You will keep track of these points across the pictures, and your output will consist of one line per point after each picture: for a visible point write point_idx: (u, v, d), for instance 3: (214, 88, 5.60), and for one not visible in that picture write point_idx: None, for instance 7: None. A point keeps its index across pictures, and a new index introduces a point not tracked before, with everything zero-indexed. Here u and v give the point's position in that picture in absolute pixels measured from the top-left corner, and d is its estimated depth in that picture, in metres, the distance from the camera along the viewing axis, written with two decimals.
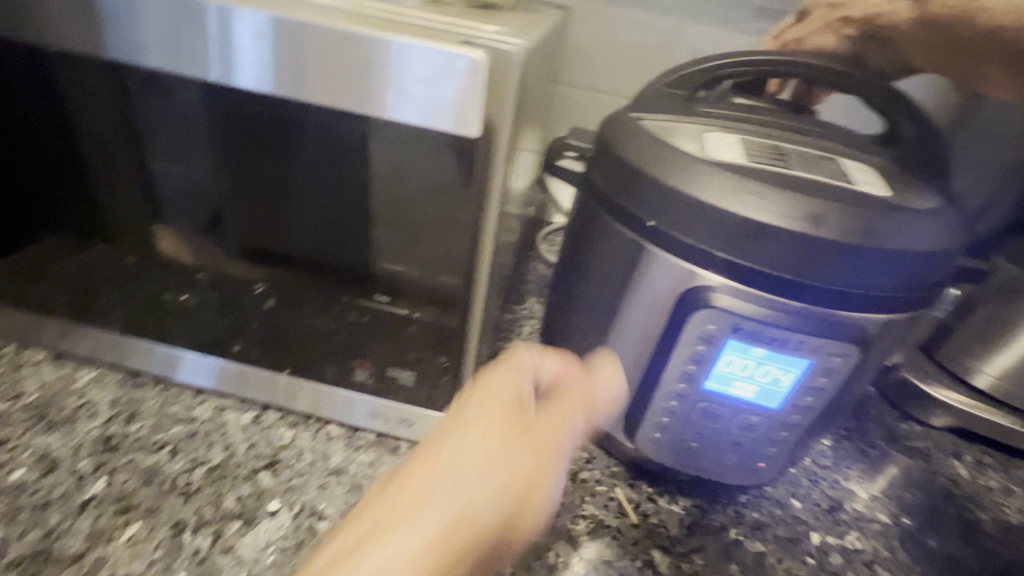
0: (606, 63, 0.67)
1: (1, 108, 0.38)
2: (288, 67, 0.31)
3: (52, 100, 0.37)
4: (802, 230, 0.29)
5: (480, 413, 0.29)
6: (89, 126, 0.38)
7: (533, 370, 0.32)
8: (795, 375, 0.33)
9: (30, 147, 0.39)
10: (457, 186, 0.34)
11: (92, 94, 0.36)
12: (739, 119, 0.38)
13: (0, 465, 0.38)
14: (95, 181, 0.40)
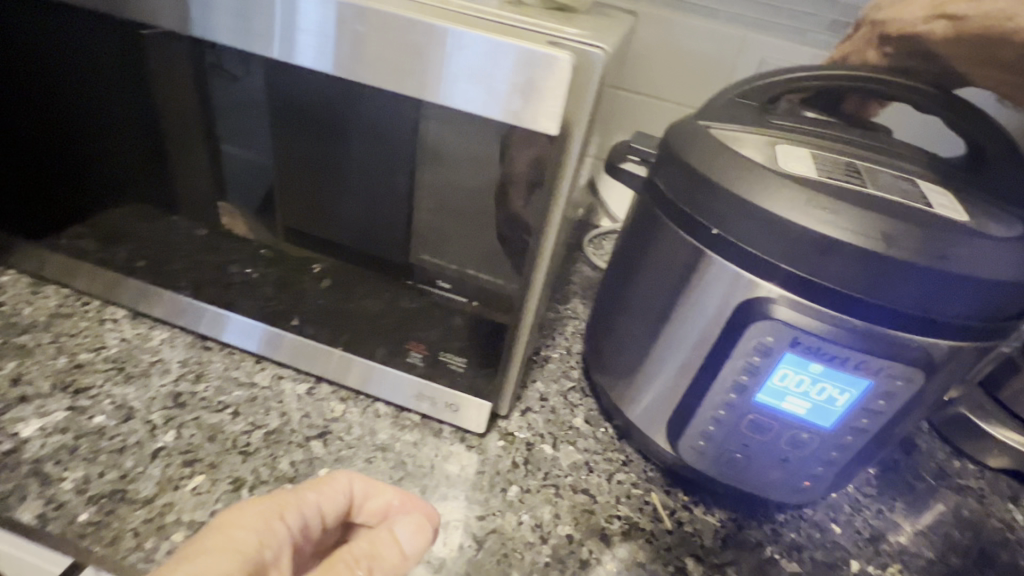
0: (666, 71, 0.67)
1: (97, 81, 0.41)
2: (348, 50, 0.33)
3: (140, 75, 0.39)
4: (875, 248, 0.29)
5: (231, 526, 0.26)
6: (171, 102, 0.40)
7: (316, 509, 0.30)
8: (852, 396, 0.32)
9: (118, 119, 0.42)
10: (525, 183, 0.34)
11: (177, 72, 0.38)
12: (812, 135, 0.38)
13: (84, 409, 0.41)
14: (174, 154, 0.43)
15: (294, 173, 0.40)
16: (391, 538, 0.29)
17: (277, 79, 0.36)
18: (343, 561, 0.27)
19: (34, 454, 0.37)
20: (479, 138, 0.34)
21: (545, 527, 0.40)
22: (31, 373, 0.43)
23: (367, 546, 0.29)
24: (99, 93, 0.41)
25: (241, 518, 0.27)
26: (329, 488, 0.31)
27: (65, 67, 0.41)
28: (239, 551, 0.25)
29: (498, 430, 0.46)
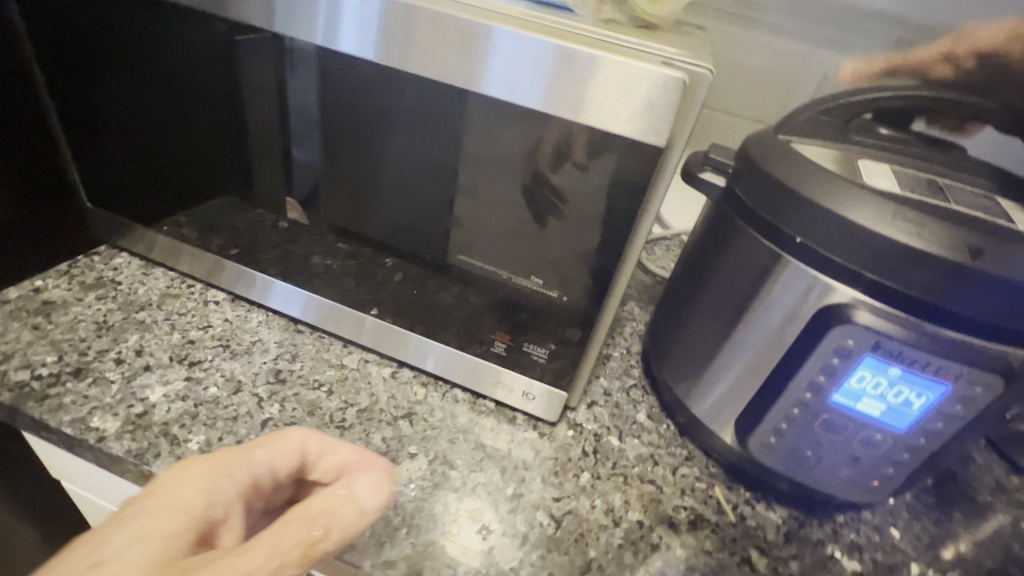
0: (725, 84, 0.69)
1: (189, 78, 0.44)
2: (386, 39, 0.36)
3: (229, 72, 0.43)
4: (961, 260, 0.30)
5: (174, 487, 0.28)
6: (252, 96, 0.43)
7: (265, 462, 0.32)
8: (928, 399, 0.34)
9: (209, 113, 0.46)
10: (619, 189, 0.36)
11: (264, 72, 0.42)
12: (891, 153, 0.40)
13: (199, 380, 0.45)
14: (253, 144, 0.46)
15: (376, 172, 0.43)
16: (348, 495, 0.31)
17: (370, 82, 0.39)
18: (298, 518, 0.28)
19: (160, 417, 0.42)
20: (558, 141, 0.36)
21: (616, 511, 0.42)
22: (151, 346, 0.48)
23: (325, 504, 0.30)
24: (191, 90, 0.45)
25: (182, 477, 0.29)
26: (283, 444, 0.33)
27: (163, 66, 0.44)
28: (184, 508, 0.27)
29: (566, 421, 0.49)
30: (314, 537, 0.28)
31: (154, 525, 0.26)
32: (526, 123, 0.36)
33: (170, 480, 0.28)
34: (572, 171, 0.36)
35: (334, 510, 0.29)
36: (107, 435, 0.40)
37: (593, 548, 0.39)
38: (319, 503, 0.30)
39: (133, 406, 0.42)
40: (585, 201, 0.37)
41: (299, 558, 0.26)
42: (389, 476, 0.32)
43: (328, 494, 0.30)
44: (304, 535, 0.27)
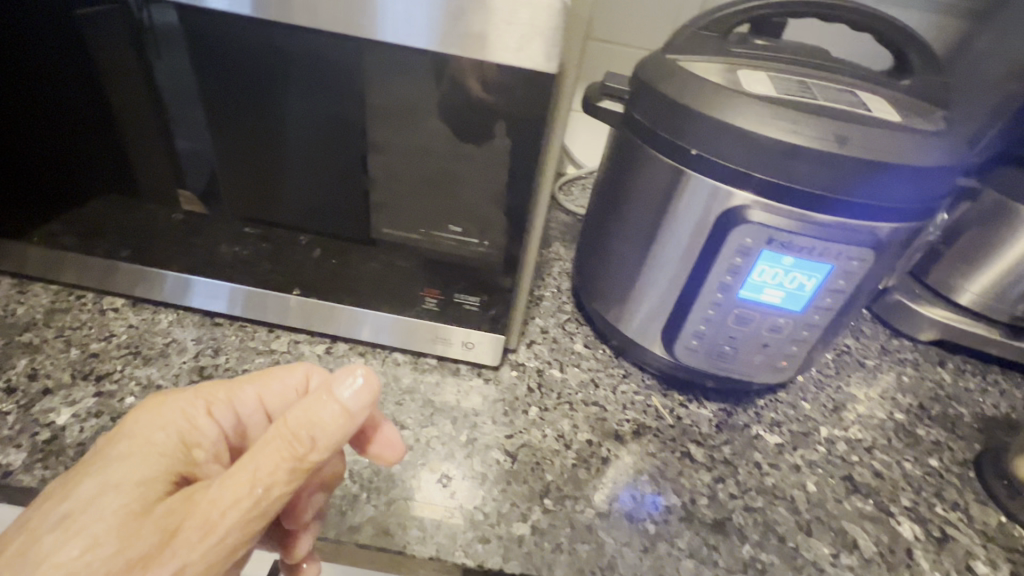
0: (622, 14, 0.69)
1: (31, 67, 0.39)
2: None
3: (76, 53, 0.38)
4: (829, 149, 0.34)
5: (147, 429, 0.30)
6: (111, 77, 0.39)
7: (249, 401, 0.34)
8: (818, 280, 0.38)
9: (51, 86, 0.40)
10: (521, 126, 0.36)
11: (124, 48, 0.38)
12: (768, 58, 0.42)
13: (112, 392, 0.42)
14: (122, 131, 0.42)
15: (267, 138, 0.40)
16: (331, 396, 0.28)
17: (239, 42, 0.36)
18: (280, 434, 0.27)
19: (75, 437, 0.38)
20: (453, 80, 0.35)
21: (566, 436, 0.45)
22: (46, 367, 0.43)
23: (306, 411, 0.28)
24: (37, 79, 0.40)
25: (155, 416, 0.31)
26: (274, 379, 0.35)
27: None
28: (160, 448, 0.30)
29: (509, 363, 0.51)
30: (302, 451, 0.27)
31: (132, 466, 0.28)
32: (419, 66, 0.35)
33: (144, 419, 0.31)
34: (476, 112, 0.36)
35: (319, 417, 0.28)
36: (13, 468, 0.36)
37: (549, 472, 0.42)
38: (300, 412, 0.28)
39: (38, 433, 0.38)
40: (489, 142, 0.37)
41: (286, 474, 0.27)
42: (377, 374, 0.29)
43: (308, 403, 0.28)
44: (290, 451, 0.27)
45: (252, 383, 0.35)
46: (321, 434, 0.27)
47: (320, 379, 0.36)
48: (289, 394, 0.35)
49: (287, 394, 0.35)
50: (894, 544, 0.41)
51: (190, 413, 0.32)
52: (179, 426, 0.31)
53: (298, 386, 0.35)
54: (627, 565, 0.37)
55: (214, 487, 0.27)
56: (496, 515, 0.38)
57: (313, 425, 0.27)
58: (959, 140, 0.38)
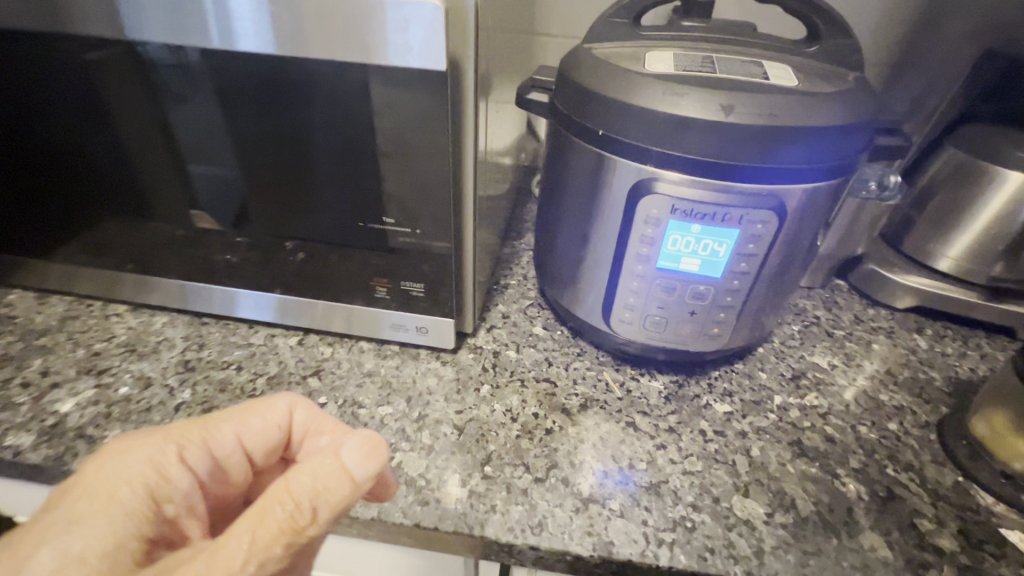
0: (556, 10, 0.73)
1: (35, 114, 0.46)
2: (281, 31, 0.36)
3: (66, 97, 0.45)
4: (714, 119, 0.35)
5: (110, 483, 0.29)
6: (95, 115, 0.45)
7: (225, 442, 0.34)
8: (728, 245, 0.40)
9: (43, 122, 0.47)
10: (435, 120, 0.39)
11: (102, 88, 0.44)
12: (678, 36, 0.43)
13: (110, 383, 0.48)
14: (111, 160, 0.48)
15: (227, 151, 0.45)
16: (337, 464, 0.30)
17: (189, 71, 0.41)
18: (284, 503, 0.28)
19: (75, 422, 0.44)
20: (364, 84, 0.38)
21: (514, 410, 0.48)
22: (56, 365, 0.49)
23: (313, 480, 0.29)
24: (40, 122, 0.47)
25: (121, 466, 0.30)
26: (252, 419, 0.35)
27: (9, 107, 0.46)
28: (124, 505, 0.28)
29: (467, 346, 0.54)
30: (302, 524, 0.28)
31: (95, 530, 0.27)
32: (334, 75, 0.38)
33: (107, 471, 0.29)
34: (392, 111, 0.39)
35: (324, 486, 0.29)
36: (23, 448, 0.42)
37: (493, 443, 0.44)
38: (305, 480, 0.29)
39: (45, 419, 0.44)
40: (409, 138, 0.40)
41: (282, 548, 0.27)
42: (382, 442, 0.31)
43: (314, 467, 0.29)
44: (288, 521, 0.28)
45: (230, 423, 0.34)
46: (323, 504, 0.28)
47: (303, 415, 0.37)
48: (269, 431, 0.36)
49: (269, 430, 0.36)
50: (835, 503, 0.42)
51: (160, 461, 0.31)
52: (148, 481, 0.30)
53: (280, 423, 0.36)
54: (557, 524, 0.39)
55: (202, 559, 0.26)
56: (437, 481, 0.41)
57: (315, 495, 0.28)
58: (857, 100, 0.39)
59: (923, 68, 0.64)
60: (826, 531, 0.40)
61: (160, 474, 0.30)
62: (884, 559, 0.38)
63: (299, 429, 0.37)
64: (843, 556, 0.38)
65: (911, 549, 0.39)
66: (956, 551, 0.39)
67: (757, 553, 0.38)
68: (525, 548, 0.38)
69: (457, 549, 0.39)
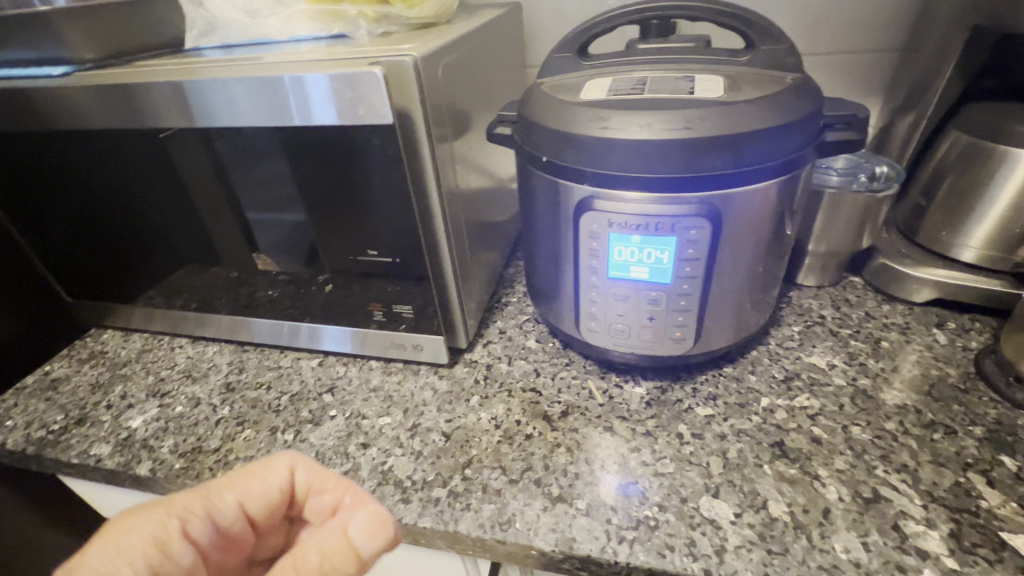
0: (546, 42, 0.79)
1: (112, 191, 0.59)
2: (274, 107, 0.45)
3: (133, 176, 0.57)
4: (634, 138, 0.38)
5: (110, 565, 0.30)
6: (154, 187, 0.57)
7: (226, 510, 0.35)
8: (670, 252, 0.43)
9: (117, 197, 0.59)
10: (404, 163, 0.46)
11: (157, 166, 0.55)
12: (617, 61, 0.47)
13: (169, 403, 0.58)
14: (171, 220, 0.60)
15: (260, 203, 0.56)
16: (345, 540, 0.32)
17: (217, 143, 0.51)
18: None
19: (140, 435, 0.54)
20: (342, 139, 0.46)
21: (499, 418, 0.51)
22: (132, 389, 0.61)
23: (321, 558, 0.31)
24: (115, 197, 0.59)
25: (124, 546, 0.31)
26: (255, 482, 0.37)
27: (93, 190, 0.59)
28: None
29: (463, 360, 0.59)
30: None
31: None
32: (320, 134, 0.46)
33: (109, 552, 0.31)
34: (370, 160, 0.47)
35: (331, 566, 0.31)
36: (102, 456, 0.52)
37: (475, 448, 0.48)
38: (313, 558, 0.31)
39: (121, 433, 0.55)
40: (388, 181, 0.48)
41: None
42: (390, 518, 0.34)
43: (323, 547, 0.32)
44: None
45: (233, 488, 0.36)
46: None
47: (302, 473, 0.37)
48: (272, 492, 0.37)
49: (271, 491, 0.37)
50: (810, 504, 0.41)
51: (161, 538, 0.32)
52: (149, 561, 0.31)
53: (282, 483, 0.37)
54: (525, 521, 0.42)
55: None
56: (421, 482, 0.46)
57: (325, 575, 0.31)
58: (788, 98, 0.39)
59: (923, 52, 0.61)
60: (795, 531, 0.39)
61: (161, 551, 0.32)
62: (857, 561, 0.37)
63: (301, 486, 0.38)
64: (810, 557, 0.38)
65: (889, 551, 0.37)
66: (942, 555, 0.37)
67: (718, 552, 0.38)
68: (493, 543, 0.41)
69: (438, 543, 0.43)
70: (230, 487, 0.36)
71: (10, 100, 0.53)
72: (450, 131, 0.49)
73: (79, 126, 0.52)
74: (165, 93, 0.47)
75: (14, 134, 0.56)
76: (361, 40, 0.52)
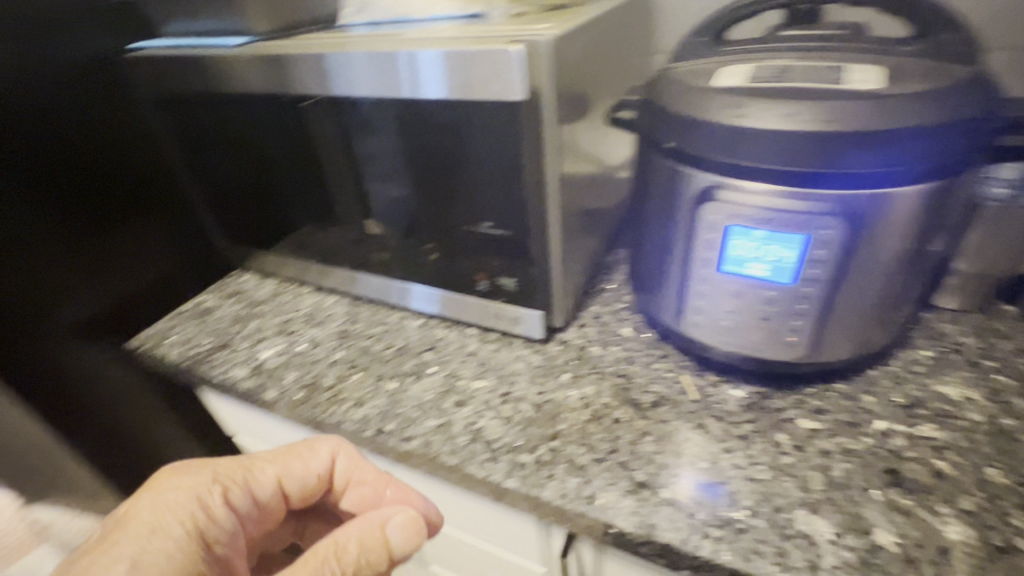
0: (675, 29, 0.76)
1: (261, 150, 0.66)
2: (412, 80, 0.49)
3: (279, 138, 0.63)
4: (772, 128, 0.37)
5: (167, 514, 0.40)
6: (295, 149, 0.63)
7: (261, 483, 0.46)
8: (795, 251, 0.41)
9: (264, 156, 0.67)
10: (526, 140, 0.48)
11: (299, 132, 0.61)
12: (758, 47, 0.45)
13: (293, 341, 0.65)
14: (306, 180, 0.66)
15: (378, 170, 0.60)
16: (383, 538, 0.41)
17: (354, 114, 0.56)
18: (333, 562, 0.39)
19: (269, 365, 0.62)
20: (467, 115, 0.49)
21: (588, 398, 0.52)
22: (263, 325, 0.69)
23: (360, 548, 0.40)
24: (263, 157, 0.67)
25: (176, 500, 0.41)
26: (292, 463, 0.47)
27: (246, 149, 0.67)
28: (176, 531, 0.39)
29: (557, 339, 0.60)
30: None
31: (157, 551, 0.38)
32: (450, 109, 0.49)
33: (164, 504, 0.40)
34: (491, 136, 0.49)
35: (367, 558, 0.40)
36: (239, 378, 0.61)
37: (564, 423, 0.50)
38: (353, 550, 0.39)
39: (254, 361, 0.63)
40: (508, 158, 0.49)
41: None
42: (420, 523, 0.42)
43: (363, 536, 0.40)
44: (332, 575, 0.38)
45: (271, 467, 0.46)
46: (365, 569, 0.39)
47: (339, 462, 0.47)
48: (307, 474, 0.47)
49: (309, 474, 0.47)
50: (925, 540, 0.38)
51: (206, 500, 0.42)
52: (196, 516, 0.41)
53: (318, 469, 0.47)
54: (607, 499, 0.43)
55: None
56: (510, 446, 0.48)
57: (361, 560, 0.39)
58: (958, 94, 0.36)
59: None
60: (904, 565, 0.36)
61: (205, 510, 0.42)
62: None
63: (333, 471, 0.48)
64: None
65: None
66: None
67: (811, 568, 0.37)
68: (575, 515, 0.43)
69: (520, 505, 0.46)
70: (268, 465, 0.46)
71: (195, 66, 0.61)
72: (572, 112, 0.50)
73: (245, 89, 0.60)
74: (318, 63, 0.53)
75: (195, 96, 0.64)
76: (497, 20, 0.54)
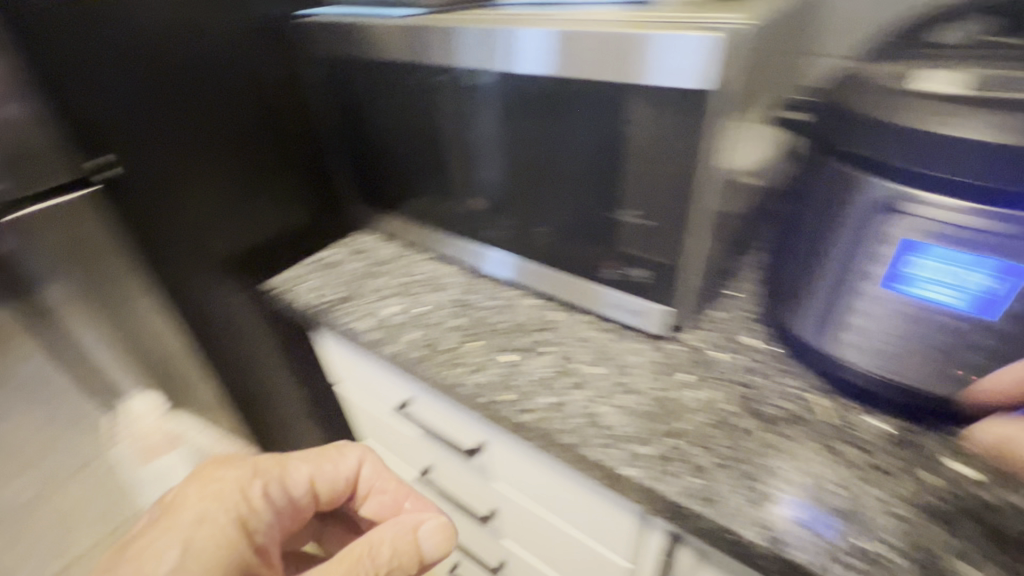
0: (845, 30, 0.71)
1: (397, 119, 0.67)
2: (576, 61, 0.46)
3: (419, 109, 0.64)
4: (999, 142, 0.33)
5: (213, 503, 0.42)
6: (432, 122, 0.63)
7: (297, 479, 0.48)
8: (983, 277, 0.38)
9: (397, 125, 0.67)
10: (692, 134, 0.44)
11: (439, 105, 0.61)
12: (978, 53, 0.40)
13: (412, 303, 0.69)
14: (437, 153, 0.66)
15: (512, 148, 0.58)
16: (415, 539, 0.46)
17: (500, 91, 0.55)
18: (371, 561, 0.43)
19: (392, 321, 0.66)
20: (627, 102, 0.46)
21: (710, 402, 0.51)
22: (385, 284, 0.73)
23: (394, 549, 0.44)
24: (398, 126, 0.67)
25: (220, 490, 0.43)
26: (326, 465, 0.50)
27: (382, 116, 0.68)
28: (223, 520, 0.41)
29: (676, 338, 0.59)
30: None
31: (208, 536, 0.40)
32: (613, 93, 0.47)
33: (210, 494, 0.42)
34: (648, 126, 0.46)
35: (399, 560, 0.44)
36: (362, 331, 0.65)
37: (684, 422, 0.49)
38: (386, 551, 0.44)
39: (376, 317, 0.67)
40: (665, 151, 0.46)
41: None
42: (448, 529, 0.47)
43: (397, 538, 0.45)
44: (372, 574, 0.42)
45: (306, 467, 0.49)
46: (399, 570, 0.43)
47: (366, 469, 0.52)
48: (339, 476, 0.51)
49: (339, 477, 0.51)
50: None
51: (248, 490, 0.44)
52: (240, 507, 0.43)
53: (347, 473, 0.51)
54: (730, 507, 0.42)
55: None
56: (626, 436, 0.48)
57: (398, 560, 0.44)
58: None
59: None
60: None
61: (248, 503, 0.43)
62: None
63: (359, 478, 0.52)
64: None
65: None
66: None
67: None
68: (693, 516, 0.42)
69: (632, 496, 0.46)
70: (303, 465, 0.49)
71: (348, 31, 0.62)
72: (746, 110, 0.48)
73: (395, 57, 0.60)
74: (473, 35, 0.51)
75: (345, 60, 0.66)
76: None
